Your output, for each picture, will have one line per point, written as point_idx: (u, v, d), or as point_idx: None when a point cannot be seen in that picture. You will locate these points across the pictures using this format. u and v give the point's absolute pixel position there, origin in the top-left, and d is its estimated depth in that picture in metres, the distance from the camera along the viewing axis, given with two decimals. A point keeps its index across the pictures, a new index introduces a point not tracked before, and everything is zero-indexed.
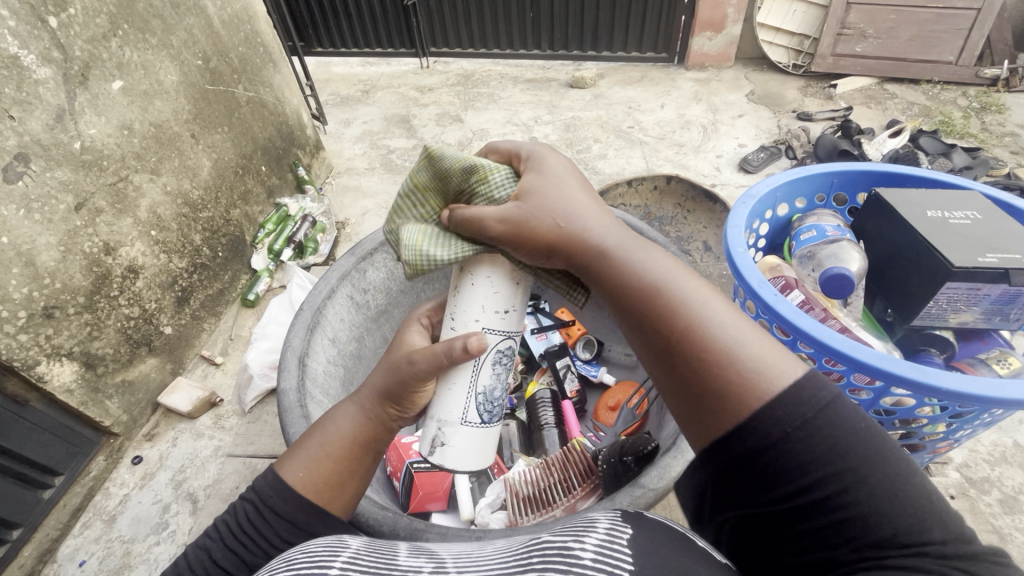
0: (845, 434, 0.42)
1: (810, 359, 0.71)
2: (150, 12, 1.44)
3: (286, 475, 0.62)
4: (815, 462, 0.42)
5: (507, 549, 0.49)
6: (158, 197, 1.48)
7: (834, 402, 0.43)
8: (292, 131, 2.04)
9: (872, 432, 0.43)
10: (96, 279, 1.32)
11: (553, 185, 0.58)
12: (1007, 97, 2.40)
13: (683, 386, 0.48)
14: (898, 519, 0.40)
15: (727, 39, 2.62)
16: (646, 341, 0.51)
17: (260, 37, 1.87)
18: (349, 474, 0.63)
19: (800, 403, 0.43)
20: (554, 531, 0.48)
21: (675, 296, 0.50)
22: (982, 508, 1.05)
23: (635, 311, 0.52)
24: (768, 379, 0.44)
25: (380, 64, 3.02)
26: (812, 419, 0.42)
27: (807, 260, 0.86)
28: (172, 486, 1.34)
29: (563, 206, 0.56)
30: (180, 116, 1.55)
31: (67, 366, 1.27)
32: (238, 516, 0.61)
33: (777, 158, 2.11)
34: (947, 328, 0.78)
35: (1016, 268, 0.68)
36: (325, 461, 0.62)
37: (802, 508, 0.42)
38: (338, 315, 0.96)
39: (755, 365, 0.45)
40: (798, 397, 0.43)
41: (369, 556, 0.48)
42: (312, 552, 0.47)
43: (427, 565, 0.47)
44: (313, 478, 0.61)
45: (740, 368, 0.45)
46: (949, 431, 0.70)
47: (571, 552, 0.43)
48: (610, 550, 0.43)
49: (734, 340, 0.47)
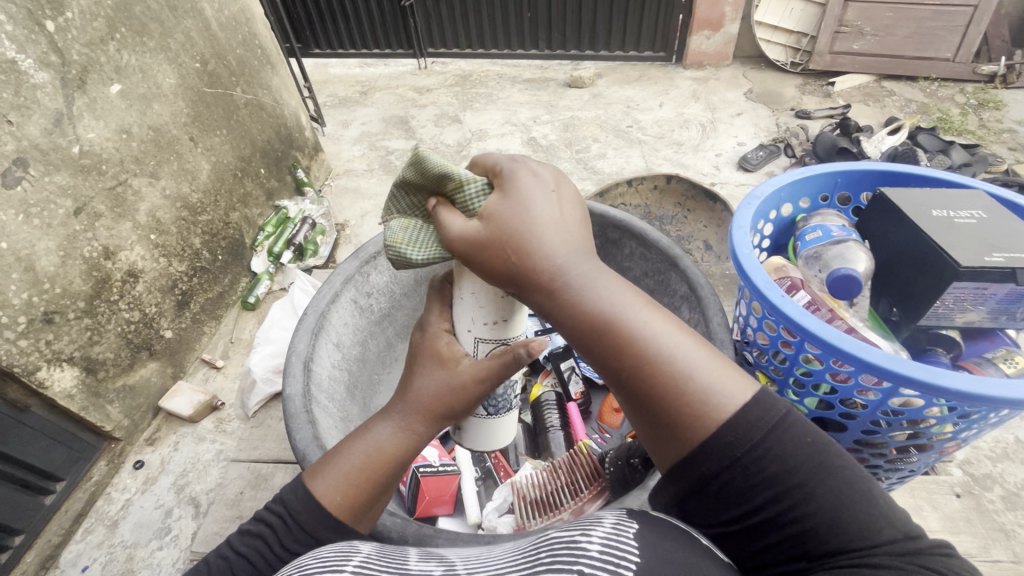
0: (796, 450, 0.45)
1: (817, 359, 0.71)
2: (147, 15, 1.44)
3: (320, 487, 0.61)
4: (766, 479, 0.44)
5: (517, 550, 0.49)
6: (157, 201, 1.47)
7: (780, 422, 0.46)
8: (291, 132, 2.04)
9: (818, 444, 0.45)
10: (96, 284, 1.32)
11: (515, 198, 0.56)
12: (1005, 94, 2.41)
13: (642, 410, 0.50)
14: (847, 524, 0.42)
15: (725, 37, 2.62)
16: (606, 367, 0.52)
17: (257, 39, 1.87)
18: (382, 492, 0.63)
19: (744, 430, 0.45)
20: (562, 529, 0.49)
21: (627, 322, 0.51)
22: (986, 505, 1.05)
23: (591, 338, 0.52)
24: (723, 403, 0.46)
25: (378, 65, 3.02)
26: (763, 440, 0.45)
27: (813, 261, 0.86)
28: (174, 490, 1.34)
29: (523, 223, 0.55)
30: (178, 119, 1.54)
31: (68, 371, 1.26)
32: (254, 521, 0.62)
33: (776, 156, 2.11)
34: (953, 327, 0.79)
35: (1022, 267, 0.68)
36: (362, 480, 0.62)
37: (762, 524, 0.45)
38: (341, 319, 0.96)
39: (707, 392, 0.47)
40: (750, 419, 0.45)
41: (380, 560, 0.48)
42: (326, 557, 0.48)
43: (439, 568, 0.47)
44: (350, 494, 0.61)
45: (696, 395, 0.47)
46: (957, 431, 0.70)
47: (577, 545, 0.43)
48: (617, 541, 0.44)
49: (688, 367, 0.49)
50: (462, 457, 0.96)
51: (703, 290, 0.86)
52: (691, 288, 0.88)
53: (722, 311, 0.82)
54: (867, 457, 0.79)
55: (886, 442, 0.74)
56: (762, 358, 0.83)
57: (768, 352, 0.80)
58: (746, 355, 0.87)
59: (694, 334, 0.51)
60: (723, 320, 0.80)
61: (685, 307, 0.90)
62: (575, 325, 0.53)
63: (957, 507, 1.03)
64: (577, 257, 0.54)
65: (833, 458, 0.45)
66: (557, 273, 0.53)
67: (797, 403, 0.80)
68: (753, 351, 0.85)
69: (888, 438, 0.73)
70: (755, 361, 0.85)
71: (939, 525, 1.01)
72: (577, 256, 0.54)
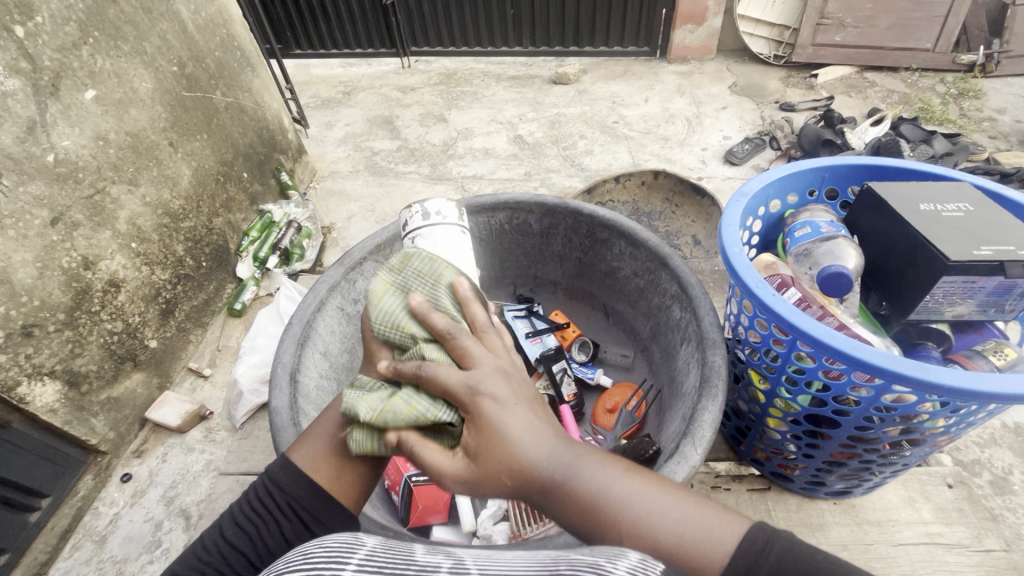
0: (816, 565, 0.45)
1: (809, 357, 0.71)
2: (121, 18, 1.40)
3: (290, 455, 0.64)
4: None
5: (535, 557, 0.46)
6: (137, 209, 1.44)
7: (786, 549, 0.46)
8: (273, 135, 2.00)
9: (836, 563, 0.45)
10: (76, 295, 1.29)
11: (486, 437, 0.51)
12: (984, 83, 2.45)
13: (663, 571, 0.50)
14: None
15: (708, 31, 2.62)
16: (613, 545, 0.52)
17: (236, 41, 1.83)
18: (342, 451, 0.62)
19: (753, 555, 0.47)
20: (587, 548, 0.46)
21: (619, 506, 0.51)
22: (978, 494, 1.06)
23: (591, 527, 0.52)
24: (717, 544, 0.48)
25: (361, 65, 2.98)
26: (776, 568, 0.46)
27: (803, 258, 0.85)
28: (163, 503, 1.31)
29: (504, 445, 0.51)
30: (157, 124, 1.51)
31: (50, 386, 1.24)
32: (251, 493, 0.64)
33: (761, 149, 2.12)
34: (943, 320, 0.79)
35: (1011, 259, 0.69)
36: (321, 441, 0.63)
37: None
38: (328, 327, 0.94)
39: (701, 540, 0.49)
40: (749, 547, 0.47)
41: (385, 555, 0.44)
42: (329, 547, 0.45)
43: (447, 563, 0.44)
44: (311, 455, 0.62)
45: (692, 548, 0.49)
46: (949, 425, 0.71)
47: (603, 566, 0.40)
48: (648, 570, 0.42)
49: (679, 522, 0.50)
50: None
51: (694, 289, 0.86)
52: (681, 286, 0.88)
53: (713, 309, 0.81)
54: (860, 452, 0.79)
55: (879, 438, 0.74)
56: (754, 356, 0.82)
57: (760, 350, 0.80)
58: (737, 353, 0.87)
59: (666, 489, 0.53)
60: (714, 319, 0.80)
61: (676, 307, 0.90)
62: (575, 516, 0.52)
63: (950, 497, 1.04)
64: (554, 452, 0.52)
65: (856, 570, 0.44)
66: (547, 480, 0.52)
67: (790, 401, 0.79)
68: (744, 348, 0.84)
69: (882, 433, 0.73)
70: (746, 359, 0.85)
71: (932, 516, 1.02)
72: (555, 453, 0.52)
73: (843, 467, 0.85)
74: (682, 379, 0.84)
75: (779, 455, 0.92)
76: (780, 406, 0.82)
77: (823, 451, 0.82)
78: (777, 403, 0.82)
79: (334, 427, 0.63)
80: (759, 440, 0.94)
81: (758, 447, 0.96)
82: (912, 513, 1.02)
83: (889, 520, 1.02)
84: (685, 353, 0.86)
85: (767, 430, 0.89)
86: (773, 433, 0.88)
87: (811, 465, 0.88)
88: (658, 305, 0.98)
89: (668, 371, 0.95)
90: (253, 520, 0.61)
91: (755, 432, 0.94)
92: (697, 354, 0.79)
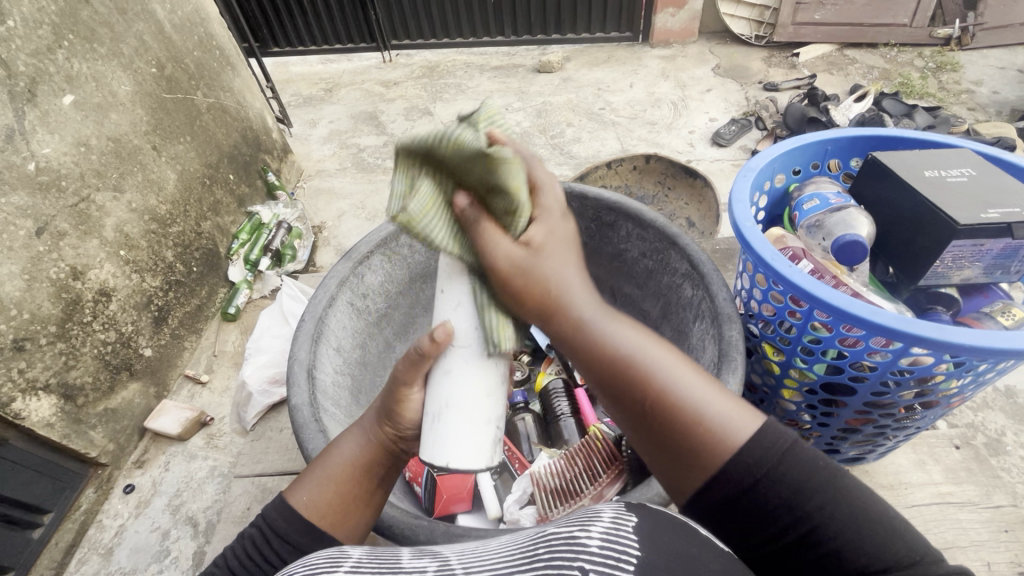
0: (810, 469, 0.47)
1: (825, 326, 0.72)
2: (96, 20, 1.37)
3: (289, 499, 0.63)
4: (783, 508, 0.47)
5: (512, 544, 0.49)
6: (124, 215, 1.41)
7: (790, 447, 0.48)
8: (257, 135, 1.96)
9: (825, 468, 0.48)
10: (66, 306, 1.26)
11: (553, 263, 0.55)
12: (961, 56, 2.48)
13: (665, 444, 0.52)
14: (864, 549, 0.46)
15: (689, 14, 2.63)
16: (620, 401, 0.54)
17: (214, 40, 1.79)
18: (351, 498, 0.63)
19: (760, 452, 0.48)
20: (558, 522, 0.49)
21: (647, 361, 0.53)
22: (981, 454, 1.09)
23: (611, 375, 0.54)
24: (735, 430, 0.49)
25: (341, 61, 2.94)
26: (780, 462, 0.47)
27: (814, 230, 0.86)
28: (169, 511, 1.30)
29: (558, 277, 0.55)
30: (139, 128, 1.47)
31: (45, 400, 1.22)
32: (246, 539, 0.63)
33: (747, 130, 2.14)
34: (951, 285, 0.81)
35: (1017, 221, 0.71)
36: (327, 485, 0.63)
37: (783, 542, 0.47)
38: (340, 322, 0.94)
39: (721, 418, 0.50)
40: (762, 445, 0.48)
41: (374, 560, 0.49)
42: (316, 563, 0.48)
43: (433, 565, 0.48)
44: (316, 501, 0.62)
45: (709, 425, 0.49)
46: (962, 385, 0.72)
47: (577, 540, 0.44)
48: (616, 536, 0.45)
49: (703, 401, 0.51)
50: None
51: (706, 267, 0.87)
52: (693, 265, 0.89)
53: (726, 286, 0.83)
54: (875, 418, 0.81)
55: (894, 403, 0.76)
56: (768, 329, 0.83)
57: (774, 322, 0.81)
58: (751, 328, 0.88)
59: (703, 375, 0.53)
60: (727, 295, 0.81)
61: (687, 285, 0.91)
62: (599, 363, 0.54)
63: (959, 458, 1.08)
64: (596, 302, 0.56)
65: (839, 479, 0.48)
66: (584, 318, 0.55)
67: (805, 370, 0.80)
68: (757, 323, 0.86)
69: (897, 398, 0.75)
70: (760, 333, 0.86)
71: (943, 477, 1.05)
72: (597, 303, 0.56)
73: (857, 433, 0.87)
74: (698, 356, 0.85)
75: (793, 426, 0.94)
76: (795, 376, 0.83)
77: (838, 418, 0.84)
78: (792, 373, 0.83)
79: (344, 473, 0.64)
80: (773, 412, 0.95)
81: None
82: (923, 475, 1.06)
83: (901, 483, 1.05)
84: (699, 330, 0.87)
85: (781, 402, 0.91)
86: (787, 404, 0.90)
87: (826, 433, 0.90)
88: (668, 285, 0.98)
89: None
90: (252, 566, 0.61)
91: (769, 404, 0.95)
92: (712, 330, 0.81)
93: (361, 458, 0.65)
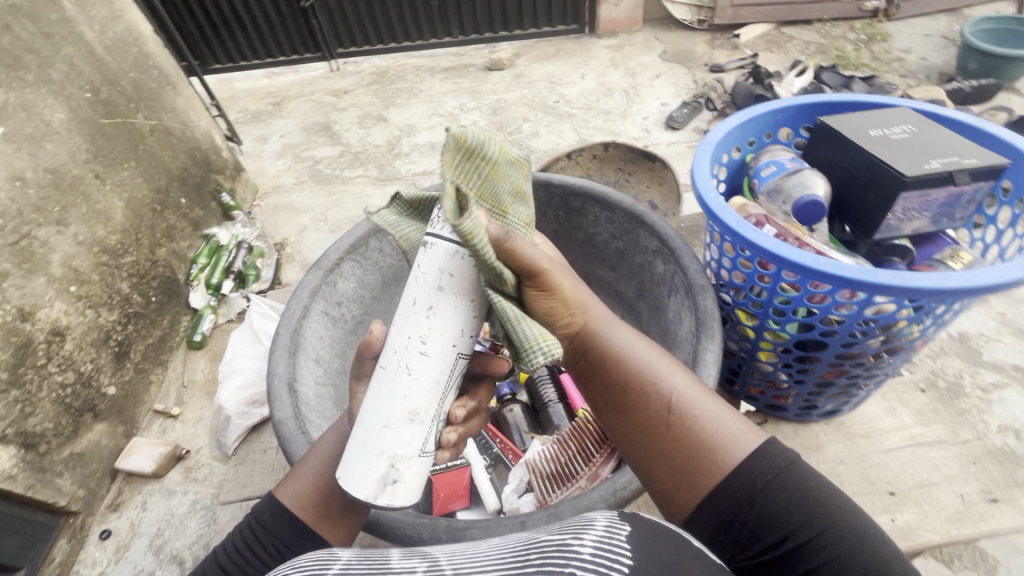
0: (806, 483, 0.53)
1: (793, 287, 0.75)
2: (19, 46, 1.29)
3: (276, 494, 0.67)
4: (784, 519, 0.52)
5: (504, 548, 0.49)
6: (70, 249, 1.34)
7: (790, 467, 0.54)
8: (207, 155, 1.88)
9: (821, 486, 0.53)
10: (17, 350, 1.19)
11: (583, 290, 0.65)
12: (888, 26, 2.61)
13: (673, 451, 0.57)
14: (859, 563, 0.49)
15: (632, 3, 2.68)
16: (636, 408, 0.60)
17: (150, 59, 1.69)
18: (328, 491, 0.66)
19: (765, 462, 0.54)
20: (552, 531, 0.50)
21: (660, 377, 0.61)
22: (944, 396, 1.15)
23: (628, 384, 0.61)
24: (742, 442, 0.55)
25: (288, 73, 2.86)
26: (779, 474, 0.53)
27: (775, 195, 0.90)
28: (151, 552, 1.24)
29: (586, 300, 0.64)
30: (78, 157, 1.40)
31: (3, 452, 1.15)
32: (237, 536, 0.66)
33: (698, 112, 2.20)
34: (904, 236, 0.85)
35: (957, 169, 0.75)
36: (305, 478, 0.67)
37: (782, 554, 0.51)
38: (316, 333, 0.92)
39: (725, 433, 0.56)
40: (765, 457, 0.54)
41: (363, 562, 0.47)
42: (303, 565, 0.46)
43: (422, 565, 0.46)
44: (297, 492, 0.66)
45: (718, 436, 0.56)
46: (922, 328, 0.76)
47: (569, 548, 0.45)
48: (609, 546, 0.46)
49: (713, 415, 0.58)
50: (468, 449, 0.97)
51: (675, 241, 0.89)
52: (662, 241, 0.91)
53: (695, 257, 0.85)
54: (847, 369, 0.85)
55: (864, 352, 0.79)
56: (740, 296, 0.86)
57: (745, 289, 0.83)
58: (723, 297, 0.90)
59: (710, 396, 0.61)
60: (698, 266, 0.84)
61: (659, 261, 0.93)
62: (617, 373, 0.62)
63: (925, 401, 1.14)
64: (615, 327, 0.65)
65: (832, 492, 0.53)
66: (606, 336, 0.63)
67: (779, 331, 0.83)
68: (729, 291, 0.88)
69: (866, 347, 0.78)
70: (733, 300, 0.88)
71: (913, 420, 1.11)
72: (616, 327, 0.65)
73: (832, 386, 0.91)
74: (676, 328, 0.88)
75: (772, 387, 0.97)
76: (770, 338, 0.86)
77: (814, 373, 0.88)
78: (766, 336, 0.86)
79: (321, 465, 0.68)
80: (753, 376, 0.97)
81: (751, 383, 1.00)
82: (895, 420, 1.11)
83: (876, 430, 1.10)
84: (675, 303, 0.89)
85: (758, 365, 0.93)
86: (765, 366, 0.93)
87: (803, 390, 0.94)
88: (640, 263, 1.00)
89: (659, 325, 0.98)
90: (240, 562, 0.63)
91: (747, 369, 0.97)
92: (688, 301, 0.83)
93: (336, 451, 0.69)
